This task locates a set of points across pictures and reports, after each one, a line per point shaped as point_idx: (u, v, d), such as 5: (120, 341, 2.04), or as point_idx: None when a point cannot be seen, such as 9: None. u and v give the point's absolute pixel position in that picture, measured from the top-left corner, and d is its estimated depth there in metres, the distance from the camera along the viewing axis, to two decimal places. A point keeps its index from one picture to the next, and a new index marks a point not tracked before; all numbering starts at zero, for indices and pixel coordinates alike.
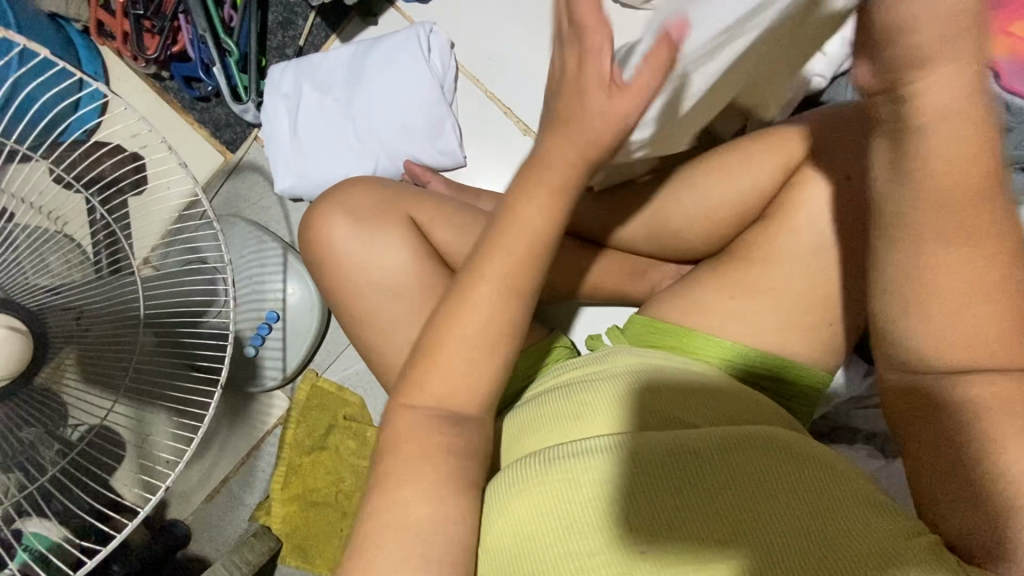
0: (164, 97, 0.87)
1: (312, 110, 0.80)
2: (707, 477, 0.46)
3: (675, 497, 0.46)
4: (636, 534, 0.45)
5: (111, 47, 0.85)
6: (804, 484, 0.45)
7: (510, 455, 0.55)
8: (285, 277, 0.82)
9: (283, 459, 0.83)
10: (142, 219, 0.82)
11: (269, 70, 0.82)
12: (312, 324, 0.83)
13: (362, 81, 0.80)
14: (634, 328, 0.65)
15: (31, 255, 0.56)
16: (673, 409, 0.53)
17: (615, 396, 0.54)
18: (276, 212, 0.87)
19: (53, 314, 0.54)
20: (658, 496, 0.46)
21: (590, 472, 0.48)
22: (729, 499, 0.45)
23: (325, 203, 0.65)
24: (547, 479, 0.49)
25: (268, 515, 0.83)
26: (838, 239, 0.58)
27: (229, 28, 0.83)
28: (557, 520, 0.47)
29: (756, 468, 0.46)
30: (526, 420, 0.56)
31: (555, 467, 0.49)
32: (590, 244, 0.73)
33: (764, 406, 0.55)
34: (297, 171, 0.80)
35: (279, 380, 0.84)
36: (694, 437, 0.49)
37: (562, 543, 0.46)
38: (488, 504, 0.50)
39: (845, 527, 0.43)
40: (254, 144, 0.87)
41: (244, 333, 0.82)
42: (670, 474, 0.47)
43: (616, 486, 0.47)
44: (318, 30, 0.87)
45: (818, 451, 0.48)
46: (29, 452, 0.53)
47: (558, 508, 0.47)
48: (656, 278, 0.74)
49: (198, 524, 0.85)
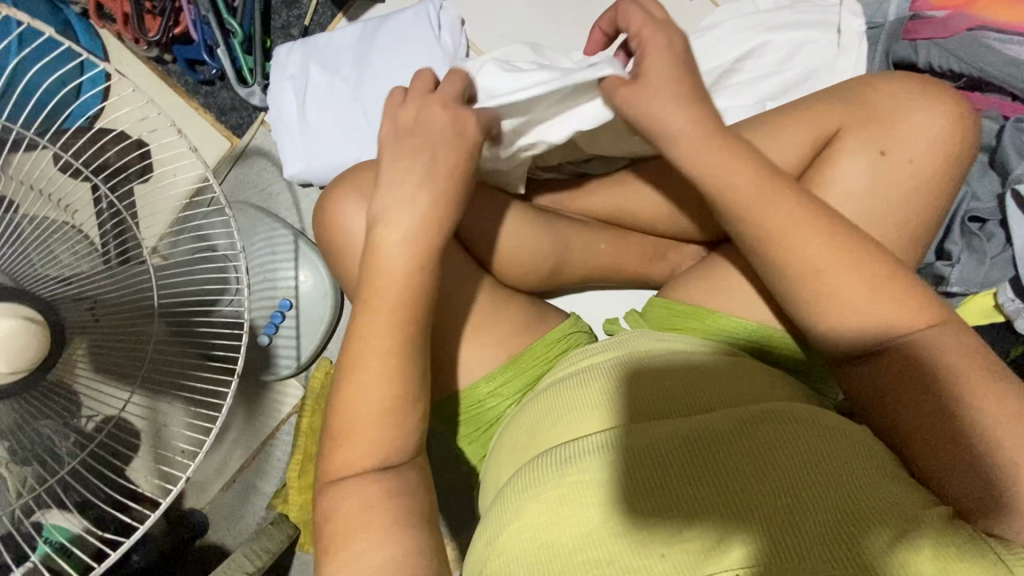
0: (166, 81, 0.84)
1: (319, 90, 0.77)
2: (724, 466, 0.45)
3: (694, 488, 0.45)
4: (656, 531, 0.44)
5: (111, 30, 0.83)
6: (837, 469, 0.44)
7: (531, 447, 0.54)
8: (297, 264, 0.81)
9: (299, 447, 0.83)
10: (149, 207, 0.80)
11: (275, 51, 0.80)
12: (324, 311, 0.81)
13: (370, 61, 0.77)
14: (656, 311, 0.64)
15: (40, 246, 0.55)
16: (694, 397, 0.51)
17: (645, 381, 0.53)
18: (284, 198, 0.85)
19: (66, 304, 0.53)
20: (686, 487, 0.45)
21: (608, 466, 0.47)
22: (749, 489, 0.44)
23: (337, 187, 0.63)
24: (567, 476, 0.47)
25: (286, 502, 0.82)
26: (874, 217, 0.56)
27: (232, 9, 0.81)
28: (578, 517, 0.46)
29: (788, 452, 0.45)
30: (546, 410, 0.55)
31: (571, 465, 0.48)
32: (609, 226, 0.72)
33: (788, 392, 0.54)
34: (306, 154, 0.77)
35: (294, 370, 0.83)
36: (711, 424, 0.48)
37: (583, 542, 0.45)
38: (510, 495, 0.49)
39: (870, 514, 0.42)
40: (260, 129, 0.85)
41: (257, 322, 0.80)
42: (688, 465, 0.46)
43: (634, 480, 0.46)
44: (323, 9, 0.85)
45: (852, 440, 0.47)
46: (47, 443, 0.53)
47: (580, 504, 0.46)
48: (675, 260, 0.72)
49: (216, 512, 0.84)
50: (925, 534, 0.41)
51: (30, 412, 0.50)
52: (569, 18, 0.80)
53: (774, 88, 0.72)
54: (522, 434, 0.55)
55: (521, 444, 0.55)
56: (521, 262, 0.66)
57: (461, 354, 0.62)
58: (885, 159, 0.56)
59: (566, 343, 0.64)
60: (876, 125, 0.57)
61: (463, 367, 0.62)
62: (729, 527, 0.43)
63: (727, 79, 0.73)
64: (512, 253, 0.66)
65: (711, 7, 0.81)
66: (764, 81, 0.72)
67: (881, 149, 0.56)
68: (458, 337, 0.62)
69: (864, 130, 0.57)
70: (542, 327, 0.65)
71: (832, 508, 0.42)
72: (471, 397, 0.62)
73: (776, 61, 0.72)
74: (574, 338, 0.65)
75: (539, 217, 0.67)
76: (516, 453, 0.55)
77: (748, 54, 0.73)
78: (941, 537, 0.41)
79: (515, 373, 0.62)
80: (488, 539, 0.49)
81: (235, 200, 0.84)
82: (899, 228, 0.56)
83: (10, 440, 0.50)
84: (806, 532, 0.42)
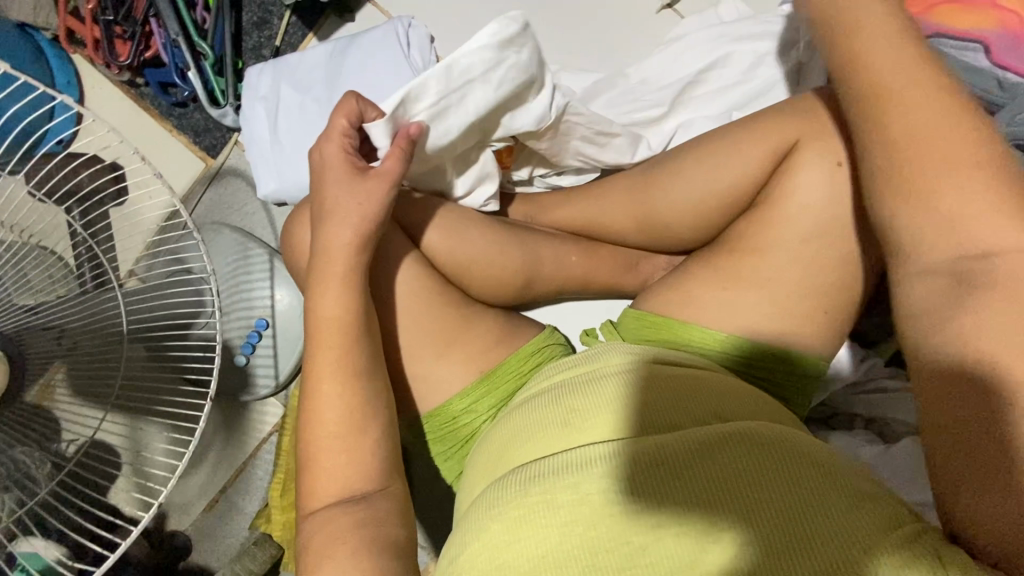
0: (139, 104, 0.85)
1: (291, 110, 0.78)
2: (688, 481, 0.44)
3: (658, 507, 0.44)
4: (614, 550, 0.42)
5: (83, 55, 0.84)
6: (802, 485, 0.43)
7: (501, 466, 0.53)
8: (273, 282, 0.81)
9: (280, 467, 0.82)
10: (124, 231, 0.80)
11: (245, 72, 0.80)
12: (300, 330, 0.81)
13: (340, 80, 0.77)
14: (628, 322, 0.65)
15: (14, 275, 0.56)
16: (662, 410, 0.50)
17: (607, 399, 0.52)
18: (260, 217, 0.85)
19: (33, 334, 0.52)
20: (646, 508, 0.44)
21: (573, 486, 0.46)
22: (713, 505, 0.43)
23: (307, 207, 0.64)
24: (527, 497, 0.46)
25: (269, 522, 0.81)
26: (830, 227, 0.57)
27: (202, 31, 0.81)
28: (539, 539, 0.44)
29: (748, 469, 0.44)
30: (517, 429, 0.54)
31: (535, 484, 0.47)
32: (580, 239, 0.72)
33: (762, 407, 0.53)
34: (279, 173, 0.77)
35: (273, 389, 0.83)
36: (676, 440, 0.47)
37: (542, 563, 0.43)
38: (477, 515, 0.48)
39: (841, 529, 0.40)
40: (234, 149, 0.85)
41: (233, 342, 0.80)
42: (651, 484, 0.45)
43: (598, 499, 0.45)
44: (294, 29, 0.85)
45: (823, 456, 0.46)
46: (22, 470, 0.52)
47: (539, 525, 0.45)
48: (647, 271, 0.73)
49: (198, 534, 0.84)
50: (888, 547, 0.38)
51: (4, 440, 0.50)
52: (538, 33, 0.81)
53: (739, 100, 0.73)
54: (494, 451, 0.55)
55: (492, 464, 0.54)
56: (492, 277, 0.67)
57: (433, 371, 0.62)
58: (842, 170, 0.57)
59: (539, 356, 0.65)
60: (833, 137, 0.58)
61: (435, 385, 0.62)
62: (692, 544, 0.41)
63: (691, 90, 0.75)
64: (483, 268, 0.66)
65: (677, 18, 0.81)
66: (729, 93, 0.74)
67: (839, 160, 0.57)
68: (430, 354, 0.62)
69: (821, 141, 0.58)
70: (515, 340, 0.65)
71: (793, 525, 0.41)
72: (444, 414, 0.62)
73: (740, 73, 0.74)
74: (549, 351, 0.66)
75: (510, 232, 0.68)
76: (488, 472, 0.54)
77: (711, 66, 0.74)
78: (907, 553, 0.37)
79: (488, 390, 0.62)
80: (453, 558, 0.48)
81: (211, 220, 0.84)
82: (856, 237, 0.57)
83: None
84: (767, 550, 0.40)
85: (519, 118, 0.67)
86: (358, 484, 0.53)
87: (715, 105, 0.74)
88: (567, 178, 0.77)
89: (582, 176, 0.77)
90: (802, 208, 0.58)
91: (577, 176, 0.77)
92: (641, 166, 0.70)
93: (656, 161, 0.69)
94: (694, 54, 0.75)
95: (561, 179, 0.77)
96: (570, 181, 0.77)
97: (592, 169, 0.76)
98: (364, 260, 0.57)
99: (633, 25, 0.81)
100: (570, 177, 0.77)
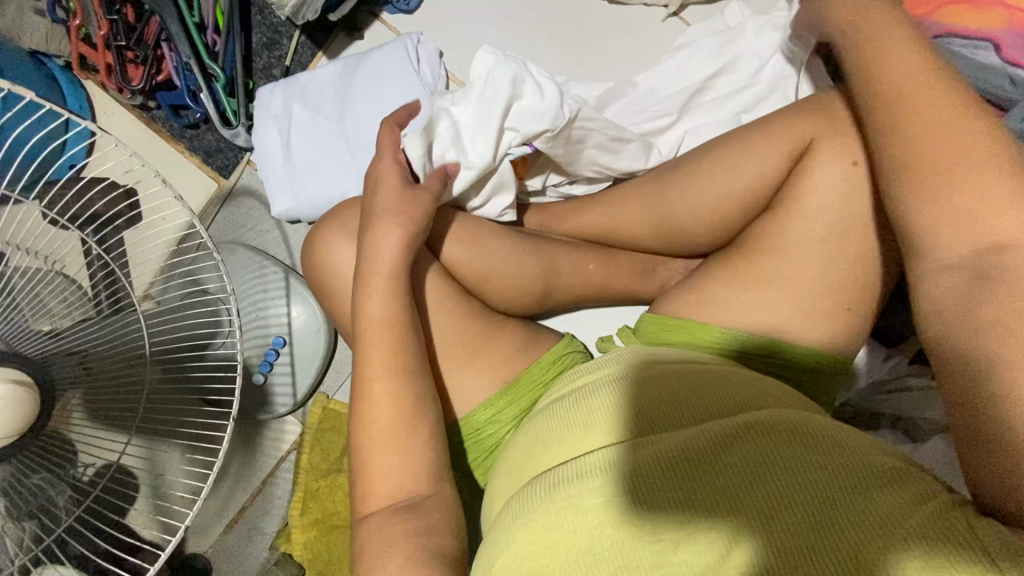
0: (152, 127, 0.86)
1: (303, 127, 0.78)
2: (715, 476, 0.43)
3: (686, 502, 0.43)
4: (642, 547, 0.42)
5: (95, 80, 0.85)
6: (832, 472, 0.42)
7: (524, 476, 0.52)
8: (289, 299, 0.81)
9: (299, 485, 0.81)
10: (139, 254, 0.81)
11: (257, 92, 0.80)
12: (319, 346, 0.81)
13: (351, 97, 0.78)
14: (647, 328, 0.64)
15: (30, 297, 0.56)
16: (683, 407, 0.50)
17: (625, 399, 0.51)
18: (274, 235, 0.86)
19: (57, 359, 0.53)
20: (673, 505, 0.43)
21: (599, 487, 0.45)
22: (743, 500, 0.42)
23: (326, 223, 0.64)
24: (551, 504, 0.45)
25: (288, 542, 0.81)
26: (848, 227, 0.58)
27: (213, 53, 0.82)
28: (568, 543, 0.43)
29: (773, 459, 0.43)
30: (538, 436, 0.53)
31: (559, 489, 0.46)
32: (596, 245, 0.73)
33: (787, 398, 0.52)
34: (293, 192, 0.77)
35: (291, 407, 0.82)
36: (699, 435, 0.46)
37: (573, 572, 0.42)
38: (501, 527, 0.47)
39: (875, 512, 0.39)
40: (247, 169, 0.86)
41: (251, 361, 0.80)
42: (678, 481, 0.44)
43: (624, 498, 0.44)
44: (304, 48, 0.86)
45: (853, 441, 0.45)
46: (43, 496, 0.52)
47: (567, 531, 0.44)
48: (665, 275, 0.73)
49: (218, 556, 0.83)
50: (925, 536, 0.36)
51: (26, 466, 0.49)
52: (545, 45, 0.82)
53: (749, 103, 0.74)
54: (516, 461, 0.54)
55: (515, 477, 0.53)
56: (511, 286, 0.66)
57: (456, 383, 0.62)
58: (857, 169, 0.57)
59: (560, 366, 0.64)
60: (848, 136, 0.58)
61: (459, 396, 0.62)
62: (724, 541, 0.40)
63: (701, 96, 0.75)
64: (502, 278, 0.66)
65: (683, 26, 0.82)
66: (740, 97, 0.74)
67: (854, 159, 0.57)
68: (452, 366, 0.62)
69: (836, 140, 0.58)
70: (538, 349, 0.65)
71: (820, 513, 0.40)
72: (469, 426, 0.62)
73: (747, 78, 0.75)
74: (569, 359, 0.65)
75: (526, 241, 0.68)
76: (512, 483, 0.53)
77: (720, 71, 0.75)
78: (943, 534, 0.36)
79: (511, 400, 0.62)
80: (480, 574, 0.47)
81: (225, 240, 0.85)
82: (875, 236, 0.57)
83: (7, 493, 0.49)
84: (800, 547, 0.39)
85: (535, 121, 0.66)
86: (388, 500, 0.52)
87: (725, 111, 0.75)
88: (580, 184, 0.78)
89: (596, 183, 0.78)
90: (818, 208, 0.58)
91: (591, 182, 0.77)
92: (654, 172, 0.71)
93: (670, 165, 0.69)
94: (700, 61, 0.76)
95: (574, 186, 0.78)
96: (582, 189, 0.78)
97: (605, 177, 0.76)
98: (387, 274, 0.57)
99: (638, 33, 0.82)
100: (582, 185, 0.78)
